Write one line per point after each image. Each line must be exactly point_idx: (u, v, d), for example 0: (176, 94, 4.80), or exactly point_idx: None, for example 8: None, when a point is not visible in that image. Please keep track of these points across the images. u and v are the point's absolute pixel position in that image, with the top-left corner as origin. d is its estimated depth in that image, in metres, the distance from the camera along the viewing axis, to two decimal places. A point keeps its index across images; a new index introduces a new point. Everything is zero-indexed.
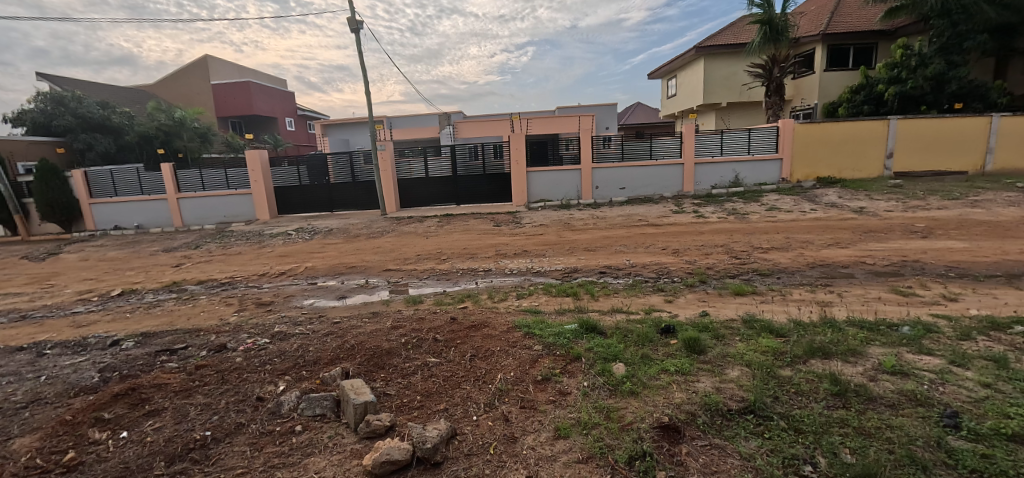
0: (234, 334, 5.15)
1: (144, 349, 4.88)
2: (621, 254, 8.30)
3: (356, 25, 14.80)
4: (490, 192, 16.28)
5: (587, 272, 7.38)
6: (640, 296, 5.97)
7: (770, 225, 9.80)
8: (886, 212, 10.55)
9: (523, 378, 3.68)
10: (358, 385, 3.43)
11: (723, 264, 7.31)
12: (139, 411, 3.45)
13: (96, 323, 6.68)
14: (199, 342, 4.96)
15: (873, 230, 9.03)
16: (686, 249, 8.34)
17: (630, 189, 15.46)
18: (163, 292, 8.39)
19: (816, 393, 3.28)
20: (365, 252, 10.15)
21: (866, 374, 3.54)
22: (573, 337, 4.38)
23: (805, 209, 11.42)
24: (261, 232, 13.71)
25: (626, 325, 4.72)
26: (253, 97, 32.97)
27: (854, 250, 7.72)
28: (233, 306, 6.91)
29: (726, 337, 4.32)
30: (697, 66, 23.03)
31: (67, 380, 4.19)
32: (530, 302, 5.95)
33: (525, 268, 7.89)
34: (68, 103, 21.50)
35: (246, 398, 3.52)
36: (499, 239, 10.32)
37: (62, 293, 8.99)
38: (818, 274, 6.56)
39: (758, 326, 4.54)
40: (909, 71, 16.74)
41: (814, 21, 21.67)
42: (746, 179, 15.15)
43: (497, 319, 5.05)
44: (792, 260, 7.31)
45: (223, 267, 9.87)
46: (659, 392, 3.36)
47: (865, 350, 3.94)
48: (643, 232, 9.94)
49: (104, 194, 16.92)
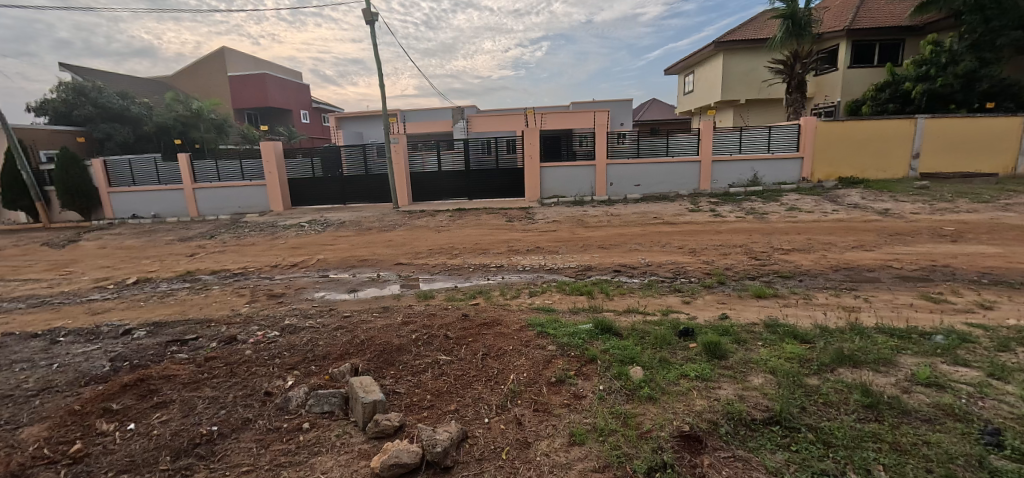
0: (245, 325, 5.10)
1: (156, 339, 4.85)
2: (636, 252, 8.13)
3: (371, 16, 14.72)
4: (502, 187, 16.15)
5: (601, 271, 7.22)
6: (656, 297, 5.81)
7: (790, 225, 9.53)
8: (912, 214, 10.21)
9: (537, 380, 3.56)
10: (367, 383, 3.34)
11: (742, 265, 7.09)
12: (147, 403, 3.41)
13: (110, 311, 6.73)
14: (210, 333, 4.92)
15: (898, 232, 8.73)
16: (703, 248, 8.13)
17: (645, 187, 15.21)
18: (177, 281, 8.45)
19: (845, 405, 3.13)
20: (377, 245, 10.10)
21: (899, 386, 3.38)
22: (588, 338, 4.25)
23: (827, 209, 11.11)
24: (275, 223, 13.73)
25: (642, 327, 4.57)
26: (268, 89, 33.19)
27: (880, 253, 7.44)
28: (245, 297, 6.89)
29: (748, 342, 4.15)
30: (715, 62, 22.58)
31: (79, 368, 4.19)
32: (543, 300, 5.82)
33: (537, 265, 7.75)
34: (89, 93, 21.81)
35: (254, 393, 3.46)
36: (511, 234, 10.21)
37: (79, 281, 9.09)
38: (842, 278, 6.33)
39: (782, 330, 4.38)
40: (938, 68, 16.22)
41: (839, 16, 21.08)
42: (764, 178, 14.81)
43: (510, 317, 4.94)
44: (814, 263, 7.07)
45: (236, 258, 9.90)
46: (678, 399, 3.23)
47: (897, 359, 3.78)
48: (658, 230, 9.72)
49: (122, 183, 17.15)
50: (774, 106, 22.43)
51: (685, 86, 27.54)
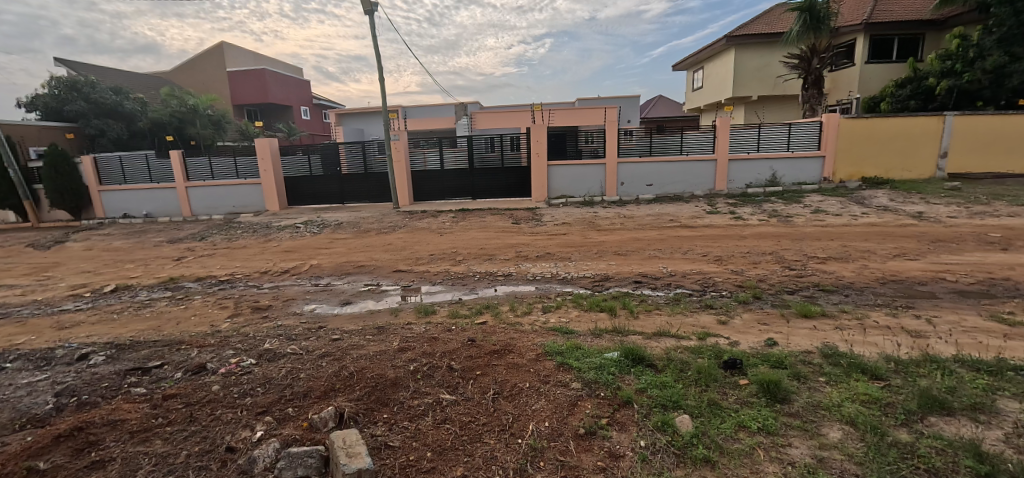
0: (218, 350, 4.40)
1: (115, 366, 4.19)
2: (656, 260, 7.46)
3: (370, 7, 14.03)
4: (507, 186, 15.49)
5: (620, 281, 6.54)
6: (687, 315, 5.13)
7: (821, 230, 8.82)
8: (949, 218, 9.51)
9: (561, 431, 2.90)
10: (352, 440, 2.69)
11: (777, 276, 6.41)
12: (82, 461, 2.77)
13: (80, 326, 6.12)
14: (178, 359, 4.26)
15: (941, 238, 8.03)
16: (729, 256, 7.44)
17: (657, 186, 14.52)
18: (158, 289, 7.80)
19: (955, 474, 2.49)
20: (375, 249, 9.45)
21: (1014, 444, 2.72)
22: (618, 371, 3.58)
23: (855, 212, 10.39)
24: (269, 224, 13.07)
25: (680, 356, 3.89)
26: (268, 84, 32.57)
27: (927, 263, 6.76)
28: (228, 310, 6.26)
29: (811, 379, 3.51)
30: (727, 57, 21.81)
31: (17, 406, 3.53)
32: (558, 317, 5.15)
33: (549, 273, 7.08)
34: (81, 88, 21.09)
35: (213, 449, 2.82)
36: (518, 238, 9.54)
37: (55, 287, 8.46)
38: (893, 293, 5.66)
39: (848, 363, 3.73)
40: (965, 62, 15.54)
41: (855, 10, 20.33)
42: (783, 177, 14.10)
43: (523, 342, 4.26)
44: (857, 274, 6.38)
45: (224, 263, 9.25)
46: (742, 463, 2.59)
47: (997, 404, 3.12)
48: (676, 235, 9.03)
49: (113, 181, 16.53)
50: (788, 102, 21.65)
51: (694, 82, 26.73)
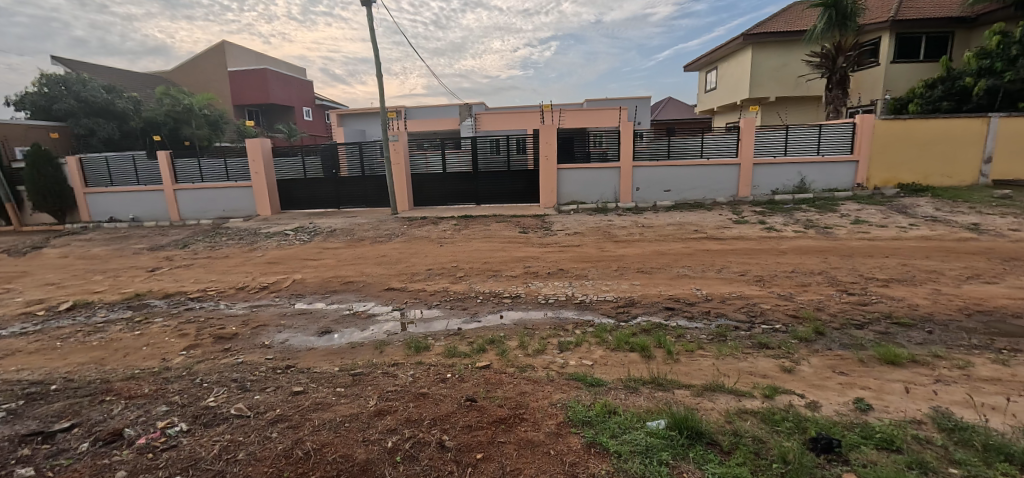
0: (148, 407, 3.42)
1: (12, 429, 3.23)
2: (687, 280, 6.46)
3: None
4: (514, 191, 14.54)
5: (649, 308, 5.54)
6: (739, 358, 4.12)
7: (869, 245, 7.78)
8: (1011, 231, 8.45)
9: None
10: None
11: (836, 303, 5.39)
12: None
13: (13, 356, 5.19)
14: (94, 419, 3.30)
15: (1012, 256, 6.99)
16: (772, 276, 6.42)
17: (675, 192, 13.51)
18: (120, 308, 6.89)
19: None
20: (366, 262, 8.49)
21: None
22: (671, 457, 2.59)
23: (902, 223, 9.33)
24: (257, 231, 12.15)
25: (751, 430, 2.88)
26: (268, 84, 31.80)
27: (1011, 288, 5.71)
28: (186, 339, 5.30)
29: (944, 475, 2.50)
30: (745, 56, 20.75)
31: None
32: (580, 359, 4.16)
33: (563, 296, 6.08)
34: (71, 85, 20.32)
35: None
36: (526, 251, 8.56)
37: (9, 304, 7.55)
38: (986, 330, 4.62)
39: (983, 445, 2.71)
40: (1006, 61, 14.32)
41: (880, 7, 19.26)
42: (813, 183, 13.06)
43: (537, 400, 3.28)
44: (932, 302, 5.35)
45: (199, 276, 8.31)
46: None
47: None
48: (704, 249, 8.02)
49: (99, 183, 15.69)
50: (810, 104, 20.54)
51: (707, 83, 25.71)
